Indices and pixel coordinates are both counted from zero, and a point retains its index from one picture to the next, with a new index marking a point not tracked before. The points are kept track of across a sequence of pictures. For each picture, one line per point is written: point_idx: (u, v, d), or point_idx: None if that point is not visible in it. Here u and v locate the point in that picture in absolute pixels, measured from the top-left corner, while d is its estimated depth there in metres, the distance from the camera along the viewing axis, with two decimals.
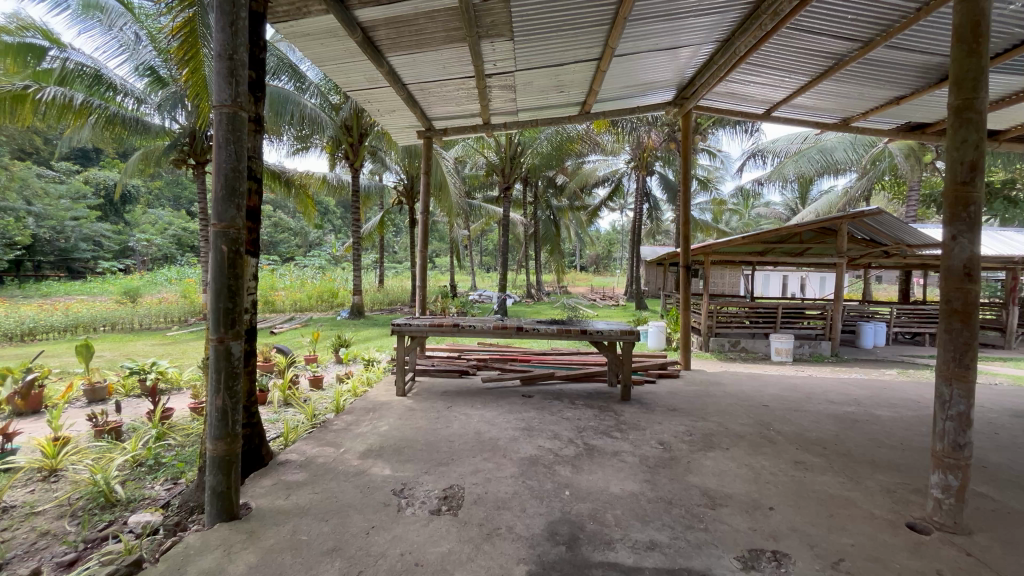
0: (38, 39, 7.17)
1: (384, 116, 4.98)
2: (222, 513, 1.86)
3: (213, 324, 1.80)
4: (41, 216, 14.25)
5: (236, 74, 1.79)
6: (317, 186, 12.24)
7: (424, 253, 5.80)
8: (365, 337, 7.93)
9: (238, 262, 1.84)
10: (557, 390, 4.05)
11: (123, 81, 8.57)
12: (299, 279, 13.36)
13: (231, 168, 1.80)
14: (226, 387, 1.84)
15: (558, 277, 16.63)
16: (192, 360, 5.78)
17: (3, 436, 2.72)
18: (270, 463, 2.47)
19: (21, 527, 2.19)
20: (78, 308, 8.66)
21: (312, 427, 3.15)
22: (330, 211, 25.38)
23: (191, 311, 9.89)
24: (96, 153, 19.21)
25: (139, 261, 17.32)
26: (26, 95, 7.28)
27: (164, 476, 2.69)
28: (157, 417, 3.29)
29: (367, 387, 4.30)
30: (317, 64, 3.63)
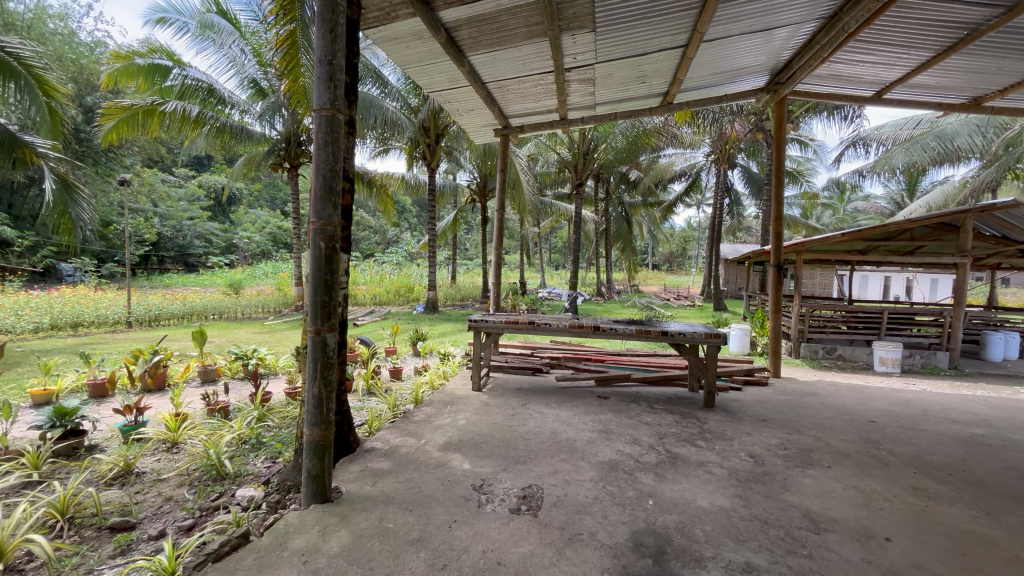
0: (164, 60, 8.23)
1: (462, 115, 5.08)
2: (317, 495, 1.97)
3: (312, 316, 1.91)
4: (165, 216, 16.22)
5: (334, 78, 1.89)
6: (396, 186, 12.85)
7: (499, 251, 5.85)
8: (440, 331, 8.17)
9: (334, 258, 1.94)
10: (634, 392, 3.91)
11: (231, 94, 9.50)
12: (378, 275, 14.12)
13: (329, 168, 1.90)
14: (322, 375, 1.94)
15: (630, 276, 16.16)
16: (286, 348, 6.29)
17: (136, 410, 3.10)
18: (357, 450, 2.60)
19: (151, 492, 2.48)
20: (193, 297, 9.74)
21: (394, 417, 3.27)
22: (407, 210, 26.56)
23: (285, 303, 10.77)
24: (207, 159, 21.50)
25: (242, 256, 19.16)
26: (155, 109, 8.34)
27: (264, 454, 2.93)
28: (259, 399, 3.60)
29: (443, 380, 4.42)
30: (403, 66, 3.77)
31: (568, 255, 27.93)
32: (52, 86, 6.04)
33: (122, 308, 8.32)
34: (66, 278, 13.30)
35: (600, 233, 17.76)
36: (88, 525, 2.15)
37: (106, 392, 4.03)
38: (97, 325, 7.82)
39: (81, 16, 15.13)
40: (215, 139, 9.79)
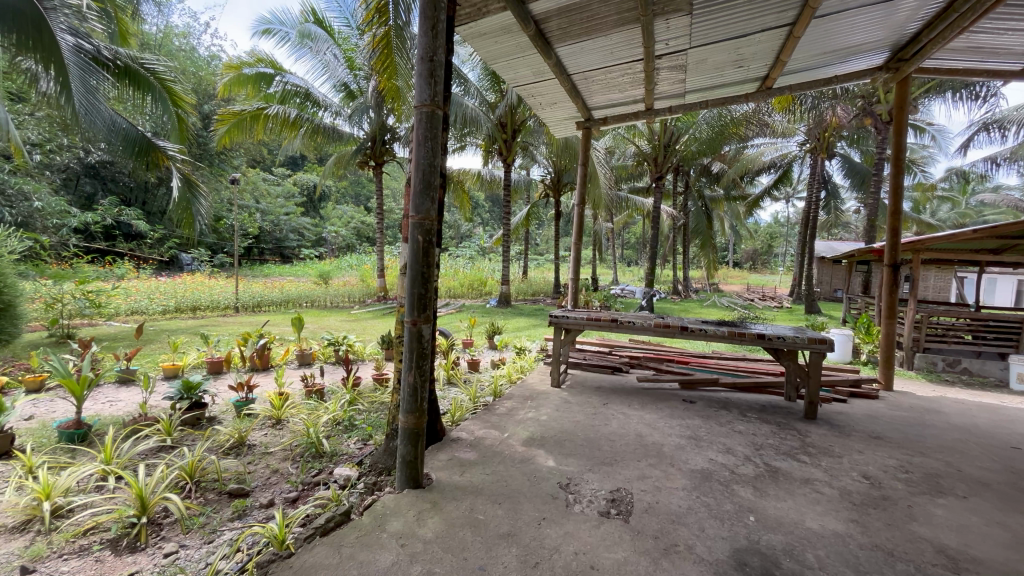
0: (267, 68, 9.07)
1: (545, 109, 5.06)
2: (410, 481, 2.05)
3: (409, 307, 1.98)
4: (265, 212, 17.81)
5: (435, 74, 1.93)
6: (472, 182, 13.11)
7: (578, 246, 5.74)
8: (514, 326, 8.22)
9: (430, 251, 1.99)
10: (723, 398, 3.68)
11: (325, 97, 10.15)
12: (453, 269, 14.52)
13: (428, 164, 1.95)
14: (417, 365, 2.00)
15: (710, 275, 15.31)
16: (372, 336, 6.67)
17: (247, 387, 3.42)
18: (444, 439, 2.67)
19: (261, 463, 2.71)
20: (289, 286, 10.62)
21: (476, 408, 3.34)
22: (481, 205, 27.07)
23: (368, 293, 11.39)
24: (301, 159, 23.27)
25: (330, 249, 20.57)
26: (260, 113, 9.20)
27: (357, 435, 3.10)
28: (350, 384, 3.82)
29: (521, 374, 4.44)
30: (490, 61, 3.80)
31: (642, 250, 27.00)
32: (179, 96, 6.87)
33: (231, 294, 9.26)
34: (187, 267, 15.06)
35: (677, 228, 16.94)
36: (210, 488, 2.40)
37: (221, 369, 4.49)
38: (211, 308, 8.74)
39: (200, 33, 16.97)
40: (310, 140, 10.54)
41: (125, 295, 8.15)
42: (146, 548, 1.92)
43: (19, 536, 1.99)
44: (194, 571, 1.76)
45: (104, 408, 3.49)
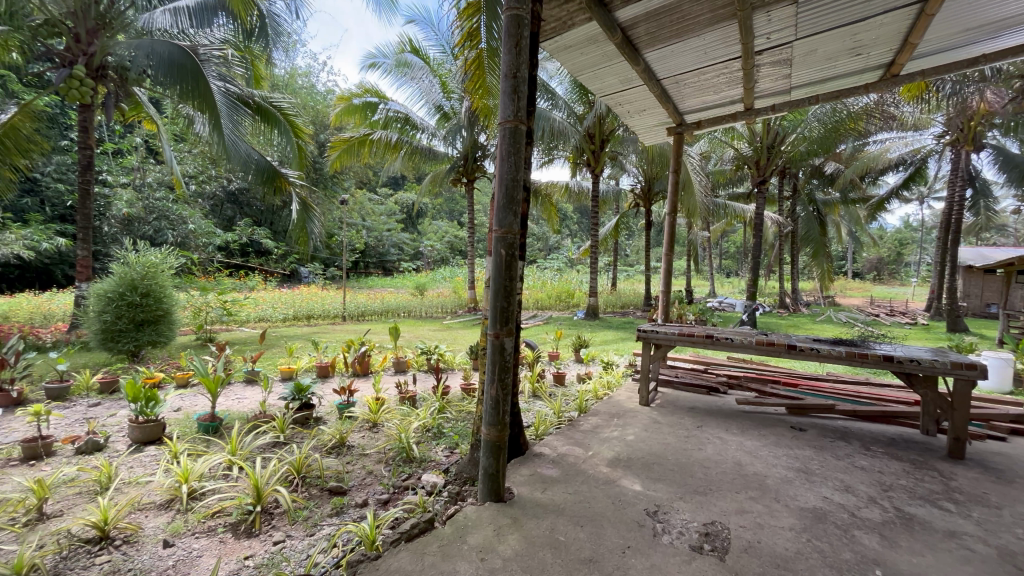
0: (373, 98, 9.89)
1: (633, 117, 4.93)
2: (491, 494, 2.06)
3: (492, 320, 2.00)
4: (370, 229, 19.36)
5: (518, 90, 1.96)
6: (560, 194, 13.14)
7: (670, 257, 5.46)
8: (601, 339, 8.03)
9: (513, 264, 2.01)
10: (840, 427, 3.25)
11: (422, 121, 10.76)
12: (541, 281, 14.60)
13: (511, 178, 1.97)
14: (499, 378, 2.02)
15: (824, 287, 13.76)
16: (462, 346, 6.89)
17: (349, 391, 3.69)
18: (527, 453, 2.66)
19: (358, 464, 2.90)
20: (389, 298, 11.40)
21: (560, 423, 3.29)
22: (569, 217, 27.03)
23: (460, 304, 11.84)
24: (401, 179, 25.00)
25: (426, 262, 21.79)
26: (365, 139, 10.10)
27: (444, 443, 3.20)
28: (439, 392, 3.97)
29: (608, 390, 4.30)
30: (576, 72, 3.79)
31: (743, 261, 25.11)
32: (300, 128, 7.76)
33: (340, 304, 10.16)
34: (304, 280, 16.81)
35: (783, 236, 15.52)
36: (314, 484, 2.61)
37: (327, 373, 4.91)
38: (323, 317, 9.64)
39: (319, 71, 19.05)
40: (409, 161, 11.29)
41: (255, 304, 9.30)
42: (259, 534, 2.14)
43: (163, 512, 2.32)
44: (298, 560, 1.92)
45: (233, 404, 3.98)
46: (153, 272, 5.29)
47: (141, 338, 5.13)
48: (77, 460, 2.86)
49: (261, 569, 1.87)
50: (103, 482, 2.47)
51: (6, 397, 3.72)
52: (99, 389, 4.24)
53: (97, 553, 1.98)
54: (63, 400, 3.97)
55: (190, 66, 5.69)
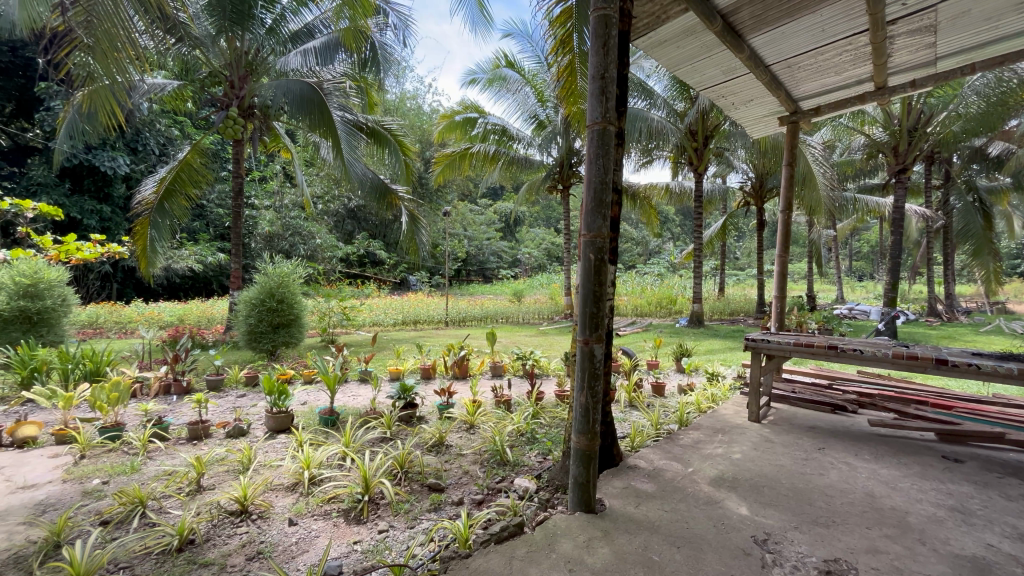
0: (472, 113, 10.35)
1: (739, 109, 4.56)
2: (582, 504, 2.02)
3: (581, 326, 1.97)
4: (471, 238, 20.24)
5: (606, 90, 1.92)
6: (660, 196, 12.61)
7: (785, 258, 4.95)
8: (706, 348, 7.51)
9: (602, 269, 1.96)
10: (1012, 461, 2.68)
11: (519, 132, 11.02)
12: (641, 287, 14.09)
13: (600, 180, 1.93)
14: (589, 386, 1.97)
15: (991, 291, 11.49)
16: (558, 352, 6.90)
17: (447, 392, 3.88)
18: (621, 465, 2.57)
19: (455, 463, 3.02)
20: (488, 304, 11.79)
21: (657, 436, 3.14)
22: (670, 219, 25.82)
23: (556, 310, 11.88)
24: (500, 189, 25.79)
25: (523, 269, 22.21)
26: (466, 153, 10.62)
27: (538, 448, 3.22)
28: (533, 397, 4.00)
29: (713, 403, 4.00)
30: (673, 68, 3.62)
31: (881, 262, 21.92)
32: (407, 146, 8.38)
33: (443, 310, 10.73)
34: (412, 287, 18.06)
35: (933, 232, 13.28)
36: (415, 479, 2.77)
37: (430, 375, 5.19)
38: (428, 322, 10.26)
39: (425, 93, 20.44)
40: (507, 171, 11.61)
41: (370, 310, 10.17)
42: (367, 522, 2.32)
43: (290, 493, 2.63)
44: (398, 550, 2.05)
45: (348, 400, 4.39)
46: (286, 281, 6.04)
47: (276, 338, 5.89)
48: (227, 442, 3.36)
49: (366, 554, 2.03)
50: (243, 463, 2.86)
51: (179, 386, 4.49)
52: (245, 382, 4.94)
53: (239, 524, 2.31)
54: (218, 390, 4.69)
55: (316, 99, 6.44)
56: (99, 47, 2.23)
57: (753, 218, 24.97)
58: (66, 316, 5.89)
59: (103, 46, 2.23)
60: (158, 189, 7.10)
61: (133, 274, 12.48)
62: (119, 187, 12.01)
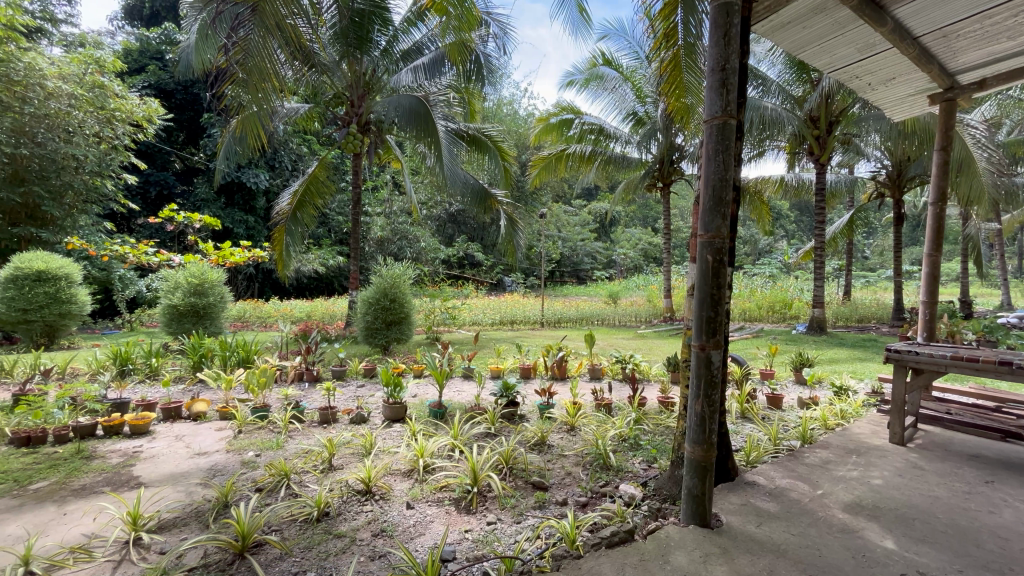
0: (568, 114, 10.36)
1: (877, 89, 4.04)
2: (696, 517, 1.93)
3: (697, 331, 1.89)
4: (565, 239, 20.21)
5: (727, 83, 1.82)
6: (773, 190, 11.55)
7: (935, 258, 4.27)
8: (829, 358, 6.74)
9: (721, 272, 1.86)
10: None
11: (616, 130, 10.78)
12: (750, 289, 13.04)
13: (719, 178, 1.83)
14: (705, 394, 1.88)
15: None
16: (658, 356, 6.62)
17: (548, 393, 3.92)
18: (737, 480, 2.42)
19: (558, 463, 3.05)
20: (583, 306, 11.69)
21: (777, 452, 2.89)
22: (784, 215, 23.54)
23: (654, 313, 11.42)
24: (595, 189, 25.43)
25: (619, 270, 21.71)
26: (562, 154, 10.64)
27: (642, 455, 3.13)
28: (636, 403, 3.88)
29: (843, 421, 3.58)
30: (796, 51, 3.33)
31: None
32: (505, 151, 8.61)
33: (538, 311, 10.84)
34: (508, 288, 18.51)
35: None
36: (520, 475, 2.85)
37: (529, 374, 5.30)
38: (524, 322, 10.43)
39: (521, 97, 20.82)
40: (603, 171, 11.43)
41: (469, 309, 10.61)
42: (476, 512, 2.44)
43: (407, 478, 2.85)
44: (507, 543, 2.13)
45: (454, 395, 4.62)
46: (397, 282, 6.53)
47: (389, 334, 6.39)
48: (351, 427, 3.73)
49: (478, 543, 2.13)
50: (366, 448, 3.15)
51: (311, 374, 5.08)
52: (363, 373, 5.43)
53: (365, 502, 2.55)
54: (342, 380, 5.22)
55: (424, 112, 6.88)
56: (251, 80, 2.64)
57: (888, 211, 21.87)
58: (223, 311, 6.92)
59: (255, 78, 2.63)
60: (292, 201, 8.06)
61: (270, 276, 14.29)
62: (261, 201, 13.84)
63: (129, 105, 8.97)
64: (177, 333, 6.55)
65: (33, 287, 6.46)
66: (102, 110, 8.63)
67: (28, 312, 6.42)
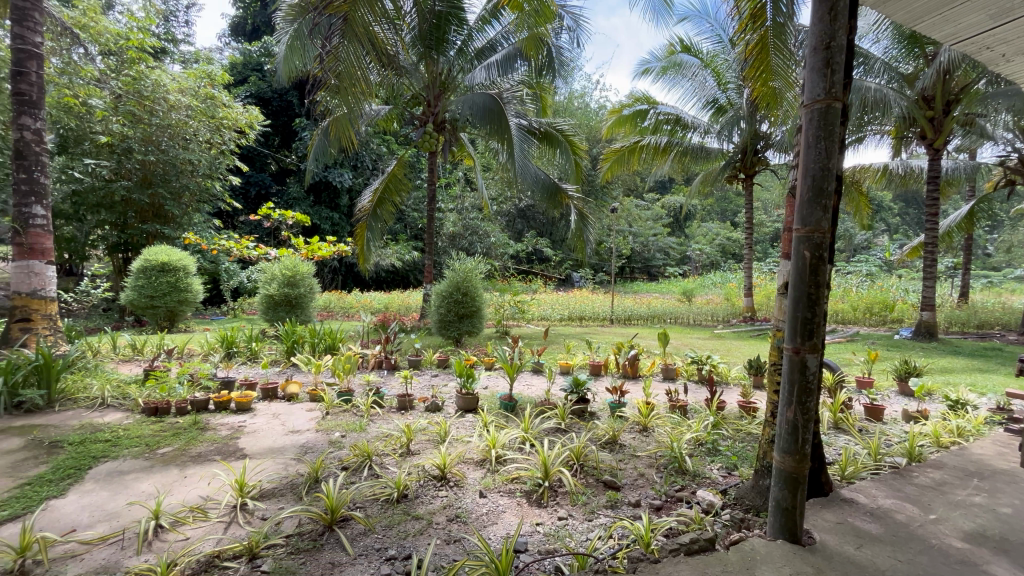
0: (642, 104, 9.98)
1: (1012, 61, 3.50)
2: (786, 533, 1.80)
3: (791, 333, 1.75)
4: (637, 235, 19.67)
5: (832, 63, 1.66)
6: (875, 179, 10.45)
7: None
8: (941, 367, 6.01)
9: (821, 269, 1.71)
10: None
11: (695, 119, 10.25)
12: (843, 289, 11.94)
13: (820, 167, 1.68)
14: (799, 402, 1.74)
15: None
16: (737, 358, 6.27)
17: (620, 391, 3.82)
18: (831, 496, 2.23)
19: (630, 464, 2.98)
20: (655, 304, 11.32)
21: (878, 469, 2.63)
22: (885, 206, 21.26)
23: (733, 313, 10.80)
24: (669, 182, 24.45)
25: (694, 266, 20.79)
26: (635, 146, 10.30)
27: (720, 462, 2.98)
28: (714, 406, 3.69)
29: (959, 439, 3.17)
30: (914, 21, 2.95)
31: None
32: (577, 145, 8.51)
33: (608, 308, 10.65)
34: (577, 283, 18.37)
35: None
36: (591, 473, 2.82)
37: (599, 371, 5.21)
38: (593, 319, 10.29)
39: (593, 90, 20.44)
40: (678, 163, 10.95)
41: (538, 305, 10.66)
42: (547, 507, 2.45)
43: (479, 468, 2.92)
44: (579, 540, 2.12)
45: (524, 389, 4.67)
46: (470, 276, 6.70)
47: (461, 327, 6.58)
48: (427, 415, 3.89)
49: (550, 537, 2.14)
50: (441, 435, 3.27)
51: (389, 362, 5.37)
52: (437, 364, 5.64)
53: (440, 488, 2.66)
54: (418, 369, 5.46)
55: (497, 109, 6.95)
56: (342, 86, 2.82)
57: (1018, 202, 19.02)
58: (312, 301, 7.48)
59: (345, 84, 2.80)
60: (373, 198, 8.52)
61: (352, 269, 15.24)
62: (344, 198, 14.77)
63: (234, 113, 9.92)
64: (273, 320, 7.18)
65: (159, 277, 7.40)
66: (212, 119, 9.63)
67: (155, 298, 7.36)
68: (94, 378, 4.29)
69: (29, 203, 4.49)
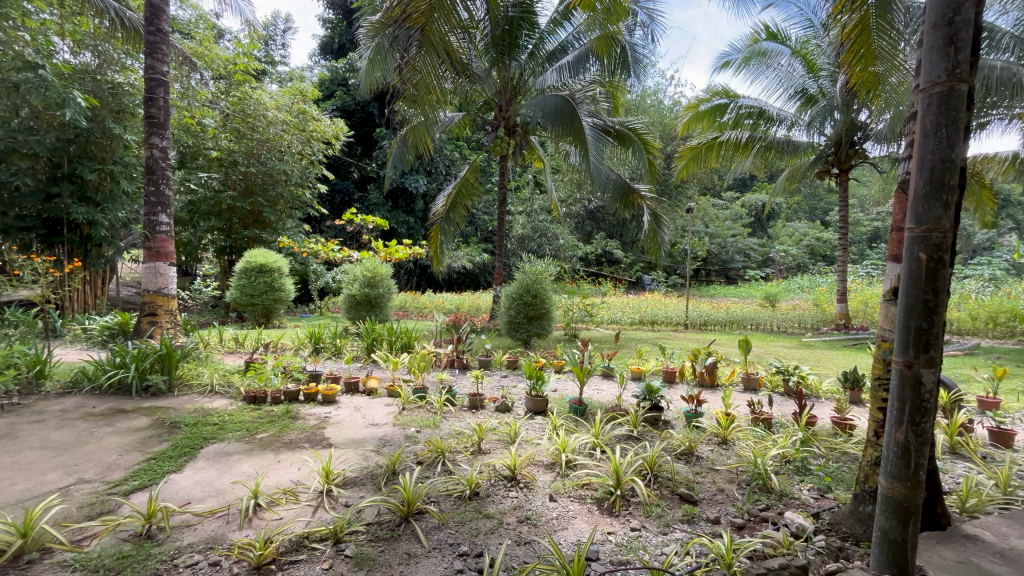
0: (722, 98, 9.47)
1: None
2: (894, 568, 1.60)
3: (902, 343, 1.57)
4: (714, 236, 18.70)
5: (957, 39, 1.46)
6: (1002, 170, 9.14)
7: None
8: None
9: (941, 272, 1.50)
10: None
11: (781, 111, 9.55)
12: (961, 296, 10.54)
13: (941, 159, 1.48)
14: (912, 421, 1.55)
15: None
16: (829, 370, 5.74)
17: (697, 400, 3.62)
18: (950, 530, 1.97)
19: (708, 477, 2.82)
20: (735, 309, 10.68)
21: (1009, 503, 2.28)
22: (1014, 201, 18.52)
23: (824, 320, 9.92)
24: (750, 179, 23.02)
25: (777, 269, 19.39)
26: (714, 142, 9.79)
27: (812, 482, 2.74)
28: (804, 420, 3.40)
29: None
30: None
31: None
32: (651, 144, 8.26)
33: (683, 312, 10.19)
34: (648, 286, 17.82)
35: None
36: (665, 484, 2.70)
37: (674, 379, 5.01)
38: (666, 323, 9.90)
39: (667, 86, 19.72)
40: (762, 159, 10.26)
41: (608, 308, 10.45)
42: (619, 516, 2.39)
43: (549, 471, 2.91)
44: (654, 553, 2.04)
45: (594, 394, 4.60)
46: (539, 278, 6.71)
47: (530, 329, 6.61)
48: (497, 415, 3.94)
49: (622, 547, 2.09)
50: (510, 436, 3.30)
51: (461, 362, 5.51)
52: (506, 365, 5.70)
53: (510, 488, 2.68)
54: (488, 369, 5.56)
55: (569, 110, 6.87)
56: (419, 95, 2.94)
57: None
58: (390, 300, 7.86)
59: (422, 93, 2.92)
60: (446, 202, 8.81)
61: (426, 271, 15.86)
62: (419, 203, 15.41)
63: (322, 126, 10.70)
64: (355, 318, 7.65)
65: (257, 277, 8.16)
66: (304, 132, 10.46)
67: (254, 296, 8.11)
68: (205, 366, 4.81)
69: (157, 212, 5.14)
